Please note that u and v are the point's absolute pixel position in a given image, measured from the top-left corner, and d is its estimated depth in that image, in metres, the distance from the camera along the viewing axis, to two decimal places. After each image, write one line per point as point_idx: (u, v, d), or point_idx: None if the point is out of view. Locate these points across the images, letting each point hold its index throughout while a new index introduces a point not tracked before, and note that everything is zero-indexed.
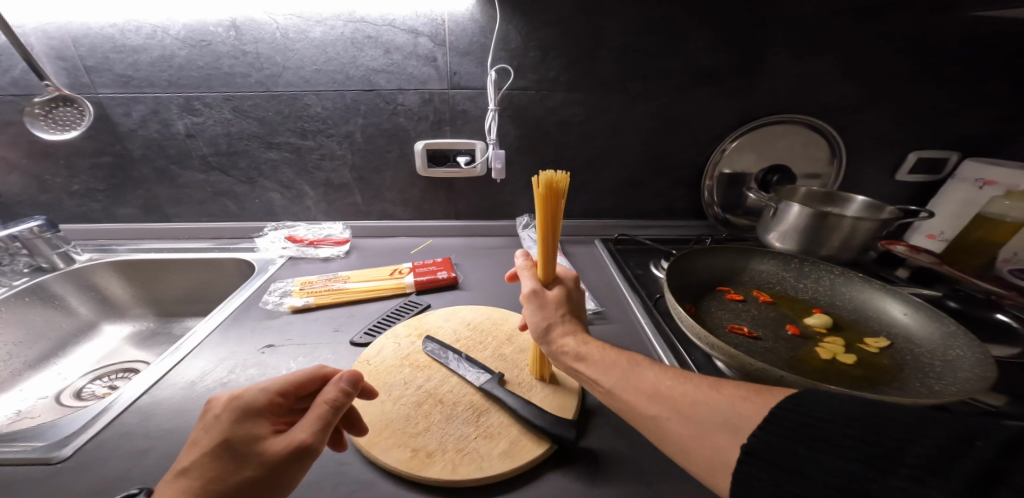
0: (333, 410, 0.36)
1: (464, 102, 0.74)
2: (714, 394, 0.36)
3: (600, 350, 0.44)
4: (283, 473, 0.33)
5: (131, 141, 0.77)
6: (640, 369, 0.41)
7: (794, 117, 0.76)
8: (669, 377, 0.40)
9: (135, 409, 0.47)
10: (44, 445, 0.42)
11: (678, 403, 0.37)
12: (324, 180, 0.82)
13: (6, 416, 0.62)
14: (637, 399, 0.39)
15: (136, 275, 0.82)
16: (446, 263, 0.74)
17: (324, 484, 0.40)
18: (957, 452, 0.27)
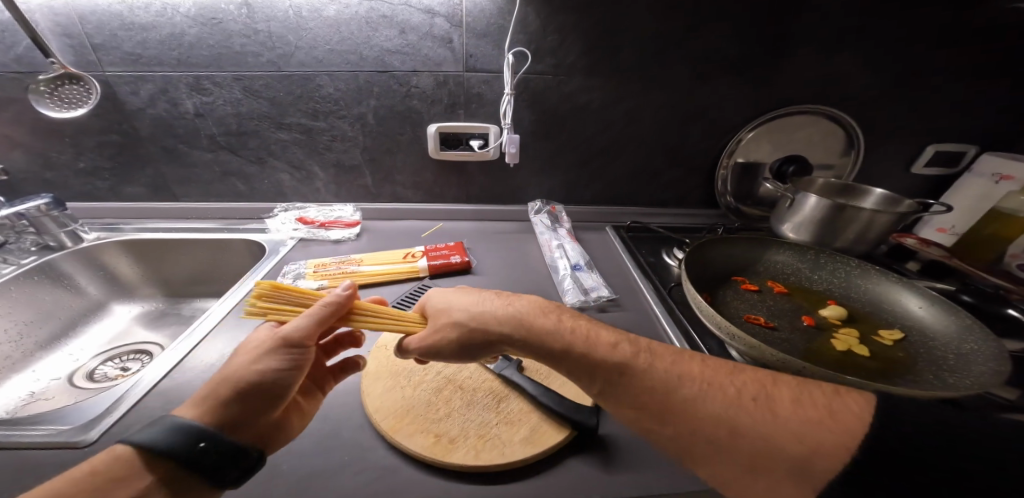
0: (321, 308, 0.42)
1: (478, 85, 0.73)
2: (761, 418, 0.34)
3: (573, 348, 0.41)
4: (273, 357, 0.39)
5: (138, 120, 0.75)
6: (646, 376, 0.38)
7: (813, 108, 0.75)
8: (690, 386, 0.37)
9: (157, 392, 0.47)
10: (72, 428, 0.42)
11: (724, 436, 0.34)
12: (334, 162, 0.81)
13: (20, 397, 0.62)
14: (656, 419, 0.37)
15: (144, 255, 0.81)
16: (458, 247, 0.74)
17: (347, 469, 0.40)
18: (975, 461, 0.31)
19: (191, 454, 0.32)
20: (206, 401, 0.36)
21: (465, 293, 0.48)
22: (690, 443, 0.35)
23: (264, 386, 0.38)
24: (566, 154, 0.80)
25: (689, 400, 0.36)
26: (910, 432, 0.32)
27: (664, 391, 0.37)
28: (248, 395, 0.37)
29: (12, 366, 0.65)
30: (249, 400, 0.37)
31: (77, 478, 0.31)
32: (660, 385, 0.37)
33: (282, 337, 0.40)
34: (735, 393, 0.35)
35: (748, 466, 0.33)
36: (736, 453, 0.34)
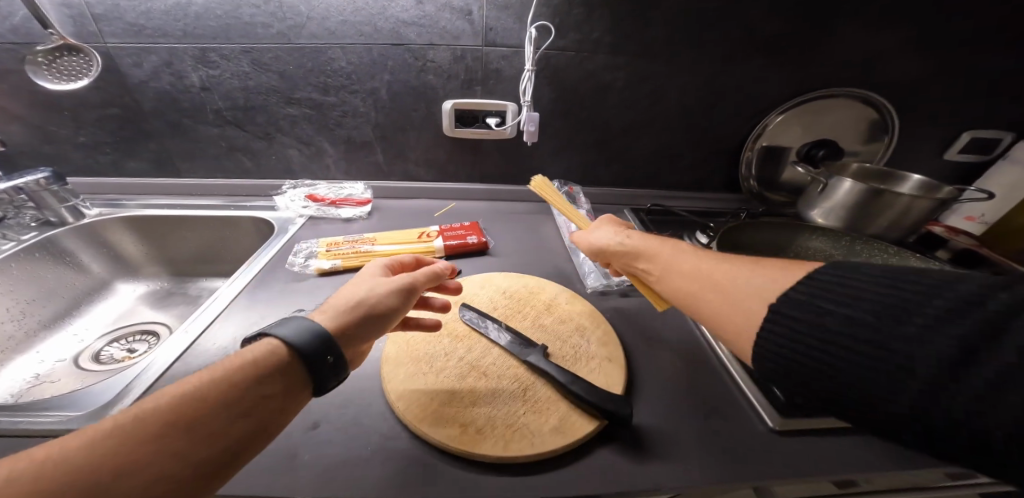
0: (436, 274, 0.46)
1: (498, 61, 0.69)
2: (752, 268, 0.40)
3: (649, 239, 0.50)
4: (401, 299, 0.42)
5: (141, 94, 0.72)
6: (679, 253, 0.46)
7: (849, 91, 0.73)
8: (706, 258, 0.44)
9: (170, 375, 0.45)
10: (80, 416, 0.40)
11: (720, 278, 0.40)
12: (344, 138, 0.77)
13: (25, 379, 0.60)
14: (677, 280, 0.44)
15: (148, 232, 0.78)
16: (475, 227, 0.71)
17: (375, 459, 0.39)
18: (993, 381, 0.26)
19: (320, 356, 0.34)
20: (332, 314, 0.38)
21: (616, 222, 0.58)
22: (693, 289, 0.42)
23: (375, 313, 0.40)
24: (586, 135, 0.77)
25: (701, 259, 0.44)
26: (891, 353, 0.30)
27: (686, 258, 0.45)
28: (361, 317, 0.39)
29: (15, 346, 0.63)
30: (359, 323, 0.39)
31: (231, 363, 0.32)
32: (687, 253, 0.46)
33: (410, 281, 0.43)
34: (744, 257, 0.42)
35: (735, 304, 0.38)
36: (726, 293, 0.39)
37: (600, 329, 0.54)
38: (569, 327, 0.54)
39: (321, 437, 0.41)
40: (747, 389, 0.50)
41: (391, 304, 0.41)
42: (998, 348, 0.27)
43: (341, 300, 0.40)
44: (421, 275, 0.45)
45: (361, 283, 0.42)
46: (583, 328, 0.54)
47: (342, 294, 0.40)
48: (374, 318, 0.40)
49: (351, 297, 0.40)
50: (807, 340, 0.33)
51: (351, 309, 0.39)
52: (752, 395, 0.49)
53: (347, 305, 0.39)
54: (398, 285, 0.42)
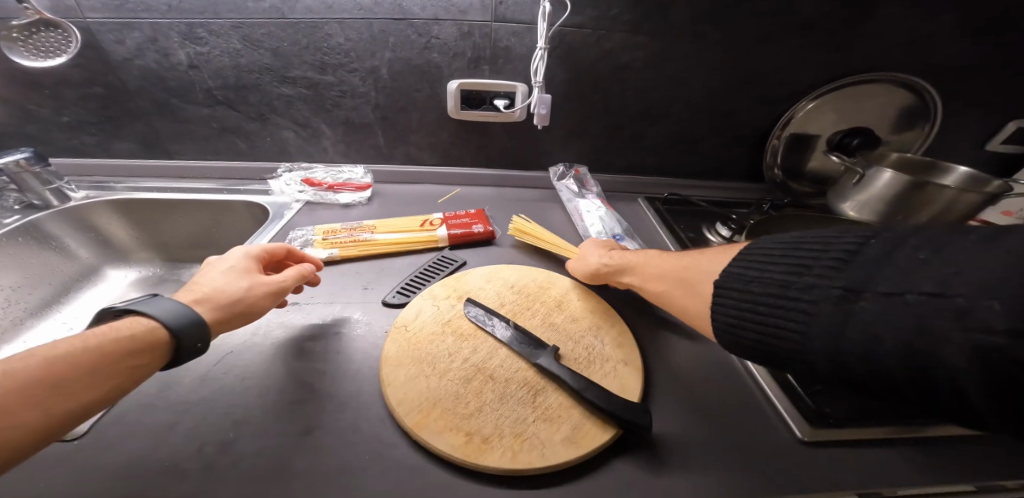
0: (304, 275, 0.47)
1: (508, 38, 0.64)
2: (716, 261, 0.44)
3: (627, 256, 0.54)
4: (273, 297, 0.43)
5: (125, 72, 0.67)
6: (655, 263, 0.50)
7: (889, 75, 0.68)
8: (677, 263, 0.48)
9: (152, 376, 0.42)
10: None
11: (680, 273, 0.46)
12: (343, 119, 0.73)
13: None
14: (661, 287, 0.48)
15: (138, 216, 0.74)
16: (480, 215, 0.67)
17: (370, 471, 0.36)
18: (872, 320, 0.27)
19: (185, 337, 0.36)
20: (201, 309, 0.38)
21: (593, 242, 0.60)
22: (677, 293, 0.46)
23: (238, 307, 0.40)
24: (600, 118, 0.72)
25: (668, 259, 0.49)
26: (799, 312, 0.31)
27: (661, 266, 0.49)
28: (223, 311, 0.39)
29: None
30: (223, 315, 0.39)
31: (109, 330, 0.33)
32: (652, 255, 0.52)
33: (282, 282, 0.44)
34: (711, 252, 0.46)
35: (695, 294, 0.44)
36: (687, 285, 0.45)
37: (615, 328, 0.50)
38: (581, 326, 0.50)
39: (313, 444, 0.37)
40: (774, 395, 0.45)
41: (259, 300, 0.42)
42: (877, 283, 0.28)
43: (208, 289, 0.40)
44: (292, 274, 0.45)
45: (228, 275, 0.42)
46: (597, 327, 0.50)
47: (205, 282, 0.40)
48: (240, 310, 0.41)
49: (218, 287, 0.40)
50: (740, 308, 0.36)
51: (215, 301, 0.39)
52: (778, 403, 0.44)
53: (209, 297, 0.39)
54: (268, 282, 0.43)
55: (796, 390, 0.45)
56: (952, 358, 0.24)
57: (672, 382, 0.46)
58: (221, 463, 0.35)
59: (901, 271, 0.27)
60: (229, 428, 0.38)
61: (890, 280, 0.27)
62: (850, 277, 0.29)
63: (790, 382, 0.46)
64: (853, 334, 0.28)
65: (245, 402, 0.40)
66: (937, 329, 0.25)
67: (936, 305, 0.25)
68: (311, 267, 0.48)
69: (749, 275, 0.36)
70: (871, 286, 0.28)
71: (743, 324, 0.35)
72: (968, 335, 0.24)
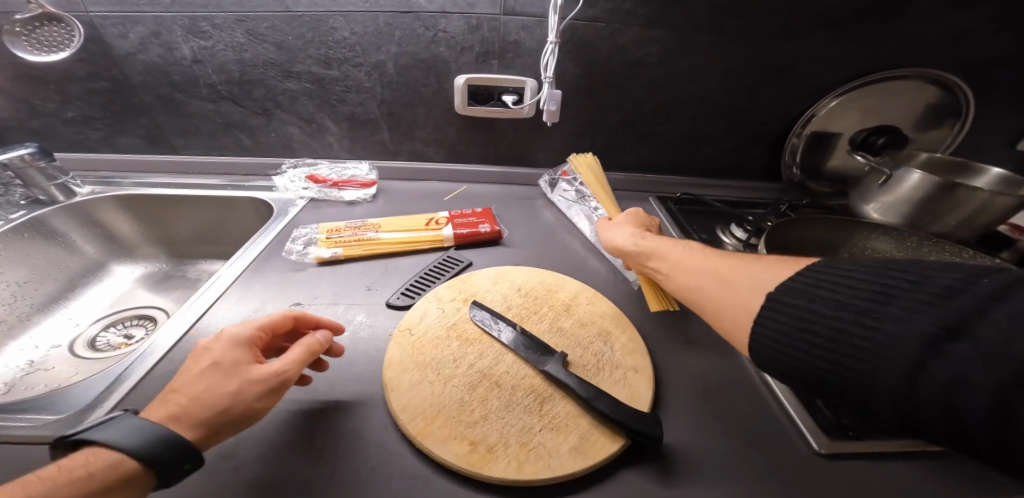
0: (309, 353, 0.37)
1: (517, 32, 0.62)
2: (756, 264, 0.40)
3: (660, 242, 0.50)
4: (270, 393, 0.34)
5: (130, 66, 0.66)
6: (688, 253, 0.46)
7: (917, 71, 0.65)
8: (715, 257, 0.44)
9: (154, 378, 0.41)
10: (56, 421, 0.37)
11: (714, 267, 0.42)
12: (348, 115, 0.71)
13: (18, 366, 0.57)
14: (688, 278, 0.44)
15: (143, 212, 0.74)
16: (487, 215, 0.65)
17: (371, 479, 0.35)
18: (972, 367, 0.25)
19: (156, 462, 0.28)
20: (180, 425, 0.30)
21: (625, 223, 0.57)
22: (699, 285, 0.42)
23: (227, 417, 0.31)
24: (611, 115, 0.70)
25: (708, 256, 0.44)
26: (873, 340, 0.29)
27: (695, 257, 0.45)
28: (210, 425, 0.31)
29: (7, 332, 0.59)
30: (208, 429, 0.31)
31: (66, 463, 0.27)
32: (685, 249, 0.47)
33: (279, 374, 0.34)
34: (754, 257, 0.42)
35: (733, 295, 0.39)
36: (726, 286, 0.40)
37: (626, 334, 0.48)
38: (590, 332, 0.48)
39: (313, 449, 0.36)
40: (790, 404, 0.42)
41: (250, 403, 0.32)
42: (981, 328, 0.26)
43: (187, 395, 0.31)
44: (293, 358, 0.35)
45: (213, 372, 0.33)
46: (606, 333, 0.48)
47: (181, 387, 0.32)
48: (226, 417, 0.31)
49: (197, 393, 0.31)
50: (795, 322, 0.33)
51: (196, 414, 0.30)
52: (794, 411, 0.42)
53: (190, 410, 0.31)
54: (259, 378, 0.33)
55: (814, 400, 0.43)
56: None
57: (685, 390, 0.44)
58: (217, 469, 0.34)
59: (1011, 321, 0.25)
60: None
61: (999, 327, 0.25)
62: (947, 314, 0.27)
63: None
64: (937, 376, 0.26)
65: None
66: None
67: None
68: (320, 338, 0.38)
69: (813, 291, 0.33)
70: (971, 330, 0.26)
71: (794, 341, 0.32)
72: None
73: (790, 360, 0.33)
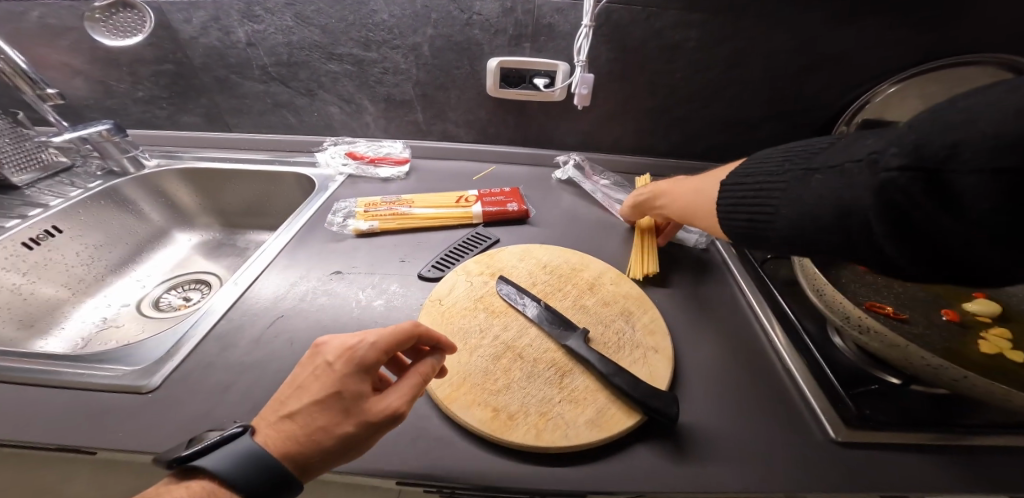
0: (421, 384, 0.35)
1: (552, 15, 0.62)
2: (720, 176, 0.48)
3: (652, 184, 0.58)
4: (381, 429, 0.33)
5: (191, 50, 0.71)
6: (673, 184, 0.54)
7: (989, 56, 0.57)
8: (688, 181, 0.52)
9: (214, 337, 0.46)
10: (134, 372, 0.42)
11: (692, 188, 0.50)
12: (385, 96, 0.74)
13: (94, 322, 0.65)
14: (673, 202, 0.52)
15: (201, 185, 0.80)
16: (515, 194, 0.67)
17: (403, 438, 0.38)
18: (828, 184, 0.31)
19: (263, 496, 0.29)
20: (295, 460, 0.30)
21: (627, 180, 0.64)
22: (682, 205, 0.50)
23: (339, 453, 0.32)
24: (645, 98, 0.69)
25: (688, 180, 0.52)
26: (777, 191, 0.36)
27: (675, 185, 0.53)
28: (321, 460, 0.31)
29: (86, 290, 0.67)
30: (321, 463, 0.31)
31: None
32: (673, 181, 0.55)
33: (390, 415, 0.33)
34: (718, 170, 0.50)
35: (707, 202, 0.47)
36: (700, 194, 0.48)
37: (648, 314, 0.49)
38: (612, 311, 0.49)
39: None
40: (811, 395, 0.42)
41: (363, 439, 0.32)
42: (832, 158, 0.33)
43: (304, 428, 0.31)
44: (404, 395, 0.34)
45: (332, 403, 0.32)
46: (628, 312, 0.49)
47: (301, 415, 0.32)
48: (336, 455, 0.32)
49: (316, 428, 0.31)
50: (739, 199, 0.40)
51: (310, 449, 0.31)
52: (811, 397, 0.42)
53: (303, 445, 0.31)
54: (372, 419, 0.32)
55: (835, 390, 0.42)
56: (869, 201, 0.28)
57: (704, 374, 0.45)
58: None
59: (853, 148, 0.31)
60: None
61: (841, 154, 0.32)
62: (820, 160, 0.34)
63: (830, 381, 0.43)
64: (810, 200, 0.33)
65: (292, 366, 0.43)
66: (863, 182, 0.29)
67: (866, 165, 0.29)
68: (432, 365, 0.36)
69: (750, 172, 0.40)
70: (827, 163, 0.33)
71: (737, 210, 0.40)
72: (880, 178, 0.27)
73: (732, 222, 0.40)
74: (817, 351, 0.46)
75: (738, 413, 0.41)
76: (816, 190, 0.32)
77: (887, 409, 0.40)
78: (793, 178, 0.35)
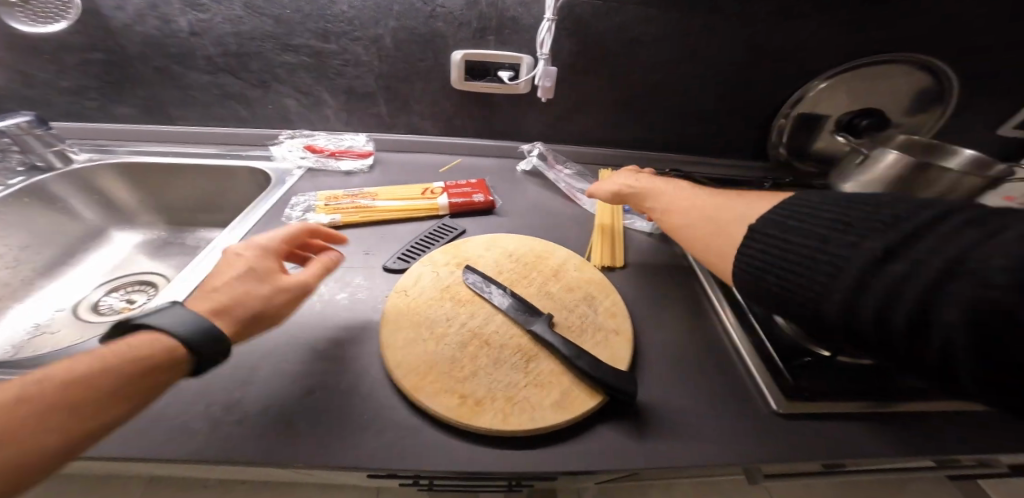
0: (327, 269, 0.44)
1: (515, 8, 0.62)
2: (736, 204, 0.45)
3: (652, 184, 0.56)
4: (297, 299, 0.40)
5: (125, 37, 0.66)
6: (682, 195, 0.51)
7: (904, 56, 0.67)
8: (700, 198, 0.49)
9: None
10: None
11: (702, 209, 0.47)
12: (346, 88, 0.72)
13: (24, 329, 0.59)
14: (680, 217, 0.49)
15: (141, 181, 0.74)
16: (481, 185, 0.67)
17: (368, 428, 0.37)
18: (906, 277, 0.27)
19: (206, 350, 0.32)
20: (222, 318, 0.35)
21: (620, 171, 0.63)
22: (687, 223, 0.48)
23: (262, 313, 0.37)
24: (607, 92, 0.71)
25: (700, 197, 0.49)
26: (829, 260, 0.31)
27: (685, 198, 0.50)
28: (246, 320, 0.36)
29: (11, 296, 0.61)
30: (244, 323, 0.36)
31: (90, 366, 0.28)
32: (680, 192, 0.52)
33: (302, 283, 0.41)
34: (733, 196, 0.47)
35: (717, 231, 0.44)
36: (711, 221, 0.45)
37: (610, 298, 0.50)
38: (576, 296, 0.50)
39: (316, 402, 0.38)
40: (756, 369, 0.45)
41: (282, 304, 0.39)
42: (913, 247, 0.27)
43: (228, 295, 0.37)
44: (315, 273, 0.42)
45: (252, 275, 0.39)
46: (591, 297, 0.50)
47: (226, 289, 0.37)
48: (258, 316, 0.37)
49: (239, 294, 0.37)
50: (776, 257, 0.35)
51: (234, 311, 0.36)
52: (756, 372, 0.45)
53: (228, 307, 0.36)
54: (289, 285, 0.39)
55: (777, 365, 0.45)
56: (960, 321, 0.24)
57: (663, 353, 0.47)
58: (228, 418, 0.36)
59: (949, 241, 0.26)
60: (234, 385, 0.39)
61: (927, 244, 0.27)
62: (879, 219, 0.30)
63: (773, 356, 0.46)
64: (874, 290, 0.28)
65: (248, 362, 0.41)
66: (957, 295, 0.25)
67: (966, 276, 0.25)
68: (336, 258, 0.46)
69: (790, 225, 0.35)
70: (907, 249, 0.28)
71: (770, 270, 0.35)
72: (984, 300, 0.23)
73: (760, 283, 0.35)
74: (761, 329, 0.49)
75: (694, 388, 0.43)
76: (883, 277, 0.28)
77: (820, 379, 0.44)
78: (851, 250, 0.30)
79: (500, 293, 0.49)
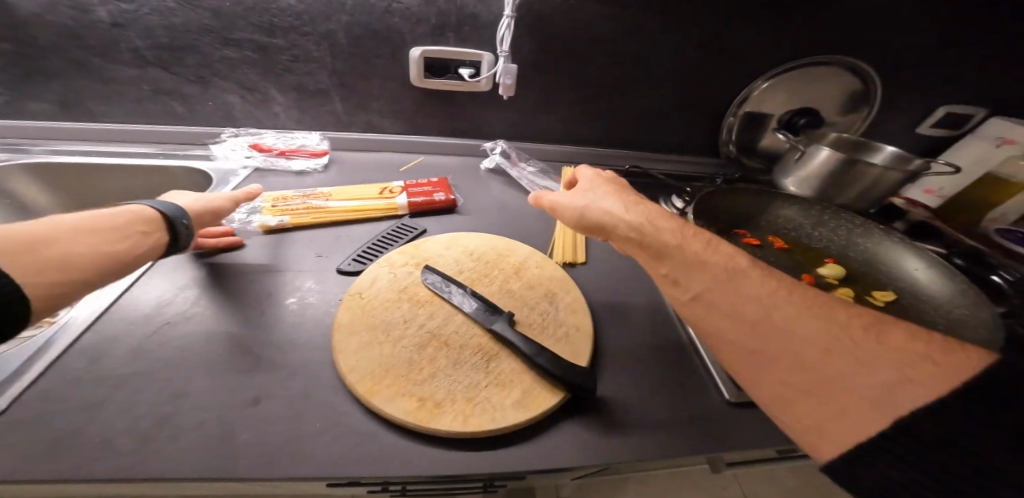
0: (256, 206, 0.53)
1: (474, 5, 0.62)
2: (869, 346, 0.29)
3: (675, 246, 0.41)
4: None
5: (34, 26, 0.59)
6: (749, 288, 0.35)
7: (834, 58, 0.72)
8: (790, 306, 0.33)
9: (79, 350, 0.39)
10: None
11: (802, 338, 0.31)
12: (296, 85, 0.68)
13: None
14: (755, 330, 0.33)
15: (61, 184, 0.67)
16: (443, 184, 0.66)
17: (322, 437, 0.35)
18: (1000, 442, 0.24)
19: (180, 229, 0.43)
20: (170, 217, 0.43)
21: (604, 196, 0.49)
22: (767, 349, 0.32)
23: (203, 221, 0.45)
24: (566, 90, 0.72)
25: (789, 307, 0.32)
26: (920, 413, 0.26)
27: (756, 296, 0.34)
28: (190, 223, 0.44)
29: None
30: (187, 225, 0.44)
31: (101, 229, 0.36)
32: (744, 283, 0.36)
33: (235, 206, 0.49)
34: (842, 317, 0.31)
35: (828, 387, 0.29)
36: (822, 368, 0.29)
37: (571, 295, 0.51)
38: (537, 293, 0.51)
39: (265, 412, 0.36)
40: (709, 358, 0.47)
41: None
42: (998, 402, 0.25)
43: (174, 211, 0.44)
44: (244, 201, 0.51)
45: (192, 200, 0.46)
46: (552, 294, 0.51)
47: (189, 203, 0.47)
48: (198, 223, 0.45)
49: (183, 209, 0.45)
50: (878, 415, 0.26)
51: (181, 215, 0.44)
52: (709, 361, 0.47)
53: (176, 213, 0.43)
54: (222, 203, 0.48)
55: None
56: None
57: (622, 347, 0.48)
58: (160, 433, 0.34)
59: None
60: (168, 399, 0.36)
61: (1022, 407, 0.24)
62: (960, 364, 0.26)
63: None
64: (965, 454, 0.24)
65: (185, 374, 0.38)
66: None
67: None
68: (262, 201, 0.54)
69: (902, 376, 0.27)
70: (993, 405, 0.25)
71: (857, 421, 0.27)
72: None
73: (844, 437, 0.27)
74: None
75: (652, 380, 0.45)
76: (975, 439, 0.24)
77: None
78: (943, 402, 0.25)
79: (464, 299, 0.47)
